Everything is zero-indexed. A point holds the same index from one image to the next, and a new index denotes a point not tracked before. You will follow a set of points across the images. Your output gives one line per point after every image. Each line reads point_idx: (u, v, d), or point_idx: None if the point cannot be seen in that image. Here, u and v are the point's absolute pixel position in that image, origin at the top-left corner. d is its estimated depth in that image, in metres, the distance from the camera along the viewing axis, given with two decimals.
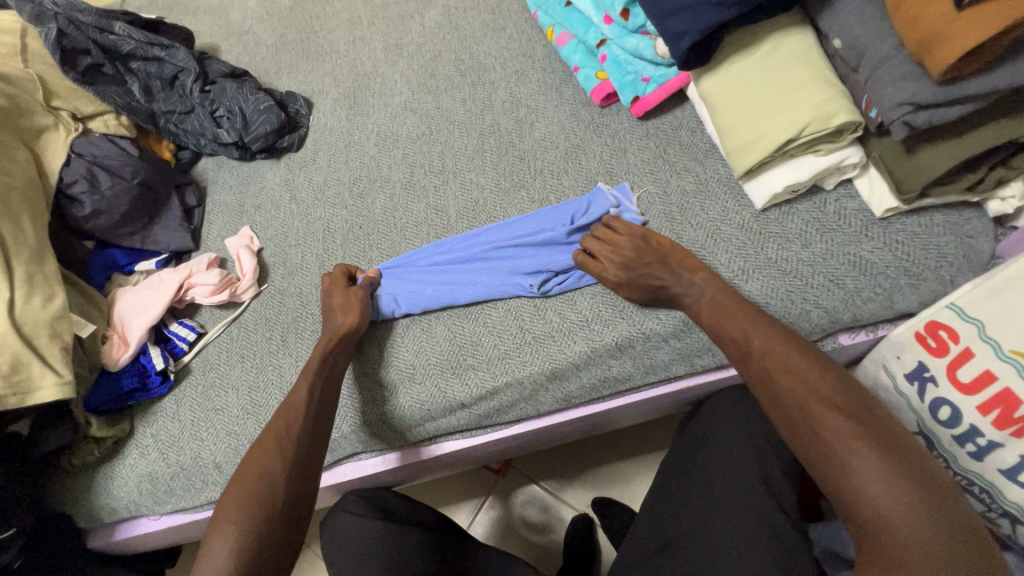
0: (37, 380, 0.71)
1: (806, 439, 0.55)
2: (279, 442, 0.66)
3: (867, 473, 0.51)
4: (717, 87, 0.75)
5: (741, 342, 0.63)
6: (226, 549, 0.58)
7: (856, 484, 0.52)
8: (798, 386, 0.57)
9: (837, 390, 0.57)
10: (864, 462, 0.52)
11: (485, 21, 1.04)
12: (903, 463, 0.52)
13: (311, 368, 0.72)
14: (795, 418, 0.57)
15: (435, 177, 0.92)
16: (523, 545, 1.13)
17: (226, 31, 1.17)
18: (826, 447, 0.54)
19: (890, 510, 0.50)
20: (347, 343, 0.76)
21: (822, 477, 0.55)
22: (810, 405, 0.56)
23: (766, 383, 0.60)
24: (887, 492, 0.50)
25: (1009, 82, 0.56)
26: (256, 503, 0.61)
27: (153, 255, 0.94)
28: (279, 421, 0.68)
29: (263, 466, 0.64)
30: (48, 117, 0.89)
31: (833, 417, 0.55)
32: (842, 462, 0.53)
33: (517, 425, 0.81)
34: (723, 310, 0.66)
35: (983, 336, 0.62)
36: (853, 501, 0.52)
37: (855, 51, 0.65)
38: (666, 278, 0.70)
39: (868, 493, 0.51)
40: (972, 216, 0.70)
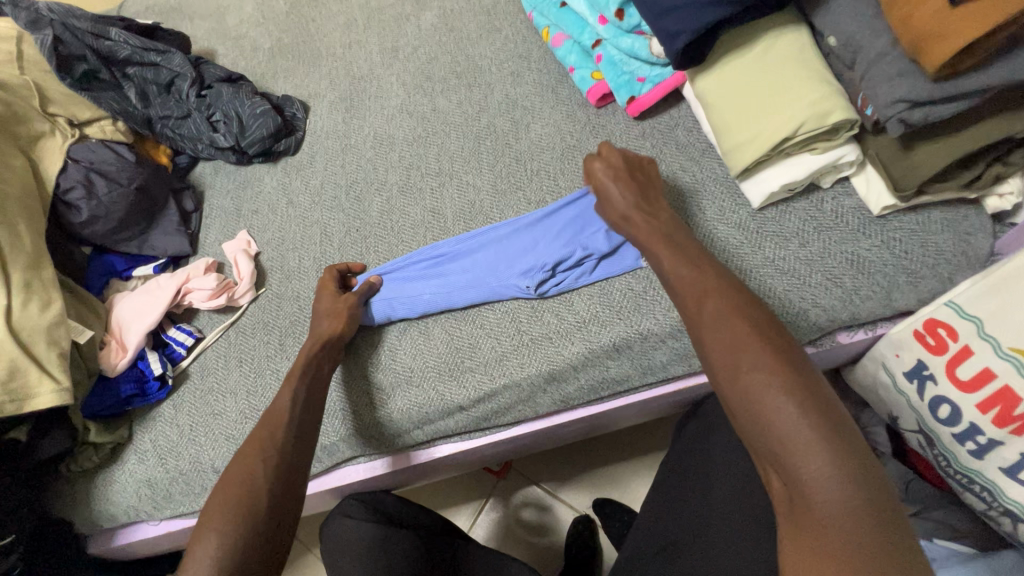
0: (33, 387, 0.71)
1: (742, 389, 0.49)
2: (263, 446, 0.65)
3: (803, 431, 0.45)
4: (713, 86, 0.74)
5: (691, 286, 0.57)
6: (210, 557, 0.56)
7: (788, 441, 0.46)
8: (744, 334, 0.51)
9: (781, 343, 0.51)
10: (800, 418, 0.46)
11: (480, 23, 1.04)
12: (839, 427, 0.46)
13: (296, 372, 0.72)
14: (733, 365, 0.50)
15: (431, 180, 0.92)
16: (525, 547, 1.13)
17: (223, 36, 1.17)
18: (762, 399, 0.48)
19: (818, 473, 0.44)
20: (331, 346, 0.76)
21: (753, 428, 0.48)
22: (752, 355, 0.50)
23: (710, 329, 0.54)
24: (821, 452, 0.44)
25: (1005, 78, 0.55)
26: (240, 509, 0.59)
27: (150, 260, 0.94)
28: (265, 425, 0.67)
29: (247, 472, 0.62)
30: (45, 122, 0.88)
31: (773, 368, 0.49)
32: (777, 416, 0.47)
33: (516, 426, 0.81)
34: (681, 256, 0.60)
35: (982, 334, 0.62)
36: (787, 465, 0.45)
37: (851, 48, 0.64)
38: (630, 205, 0.67)
39: (804, 450, 0.45)
40: (971, 213, 0.69)
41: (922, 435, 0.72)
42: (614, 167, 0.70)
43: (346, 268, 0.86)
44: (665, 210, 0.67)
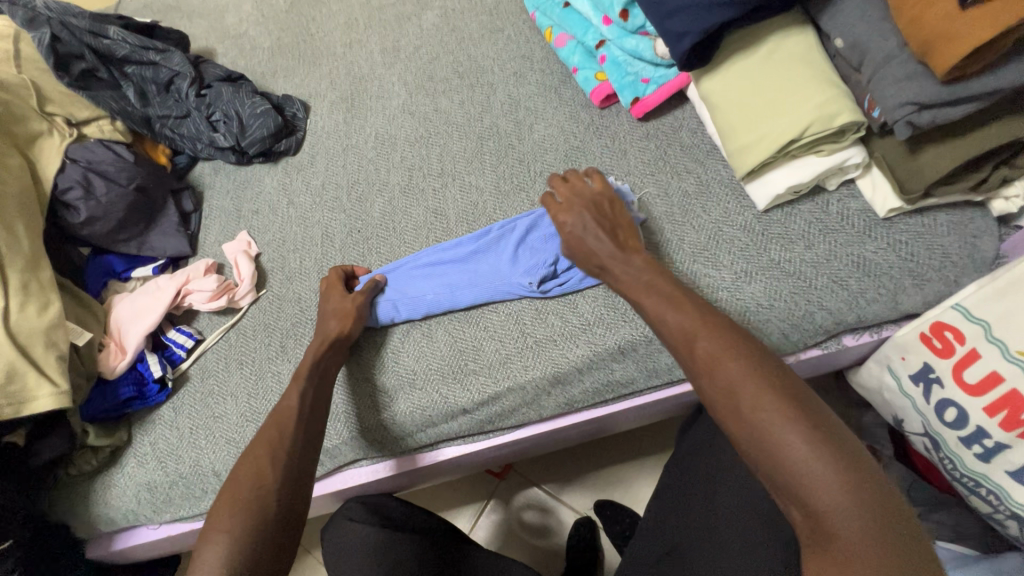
0: (32, 391, 0.70)
1: (752, 431, 0.48)
2: (273, 446, 0.63)
3: (821, 471, 0.44)
4: (718, 87, 0.74)
5: (681, 329, 0.55)
6: (221, 559, 0.54)
7: (806, 482, 0.45)
8: (746, 374, 0.50)
9: (783, 380, 0.49)
10: (817, 458, 0.45)
11: (482, 23, 1.03)
12: (854, 460, 0.45)
13: (303, 372, 0.71)
14: (738, 406, 0.49)
15: (434, 181, 0.91)
16: (527, 549, 1.12)
17: (222, 34, 1.16)
18: (776, 441, 0.46)
19: (839, 511, 0.44)
20: (335, 348, 0.75)
21: (765, 469, 0.47)
22: (758, 395, 0.48)
23: (709, 370, 0.51)
24: (841, 491, 0.44)
25: (1014, 81, 0.55)
26: (252, 509, 0.58)
27: (149, 260, 0.93)
28: (274, 423, 0.66)
29: (257, 471, 0.61)
30: (42, 122, 0.87)
31: (780, 407, 0.47)
32: (792, 458, 0.45)
33: (520, 429, 0.81)
34: (668, 300, 0.57)
35: (990, 337, 0.62)
36: (807, 505, 0.45)
37: (858, 50, 0.64)
38: (606, 251, 0.64)
39: (823, 489, 0.44)
40: (976, 215, 0.69)
41: (927, 438, 0.71)
42: (579, 208, 0.68)
43: (352, 270, 0.85)
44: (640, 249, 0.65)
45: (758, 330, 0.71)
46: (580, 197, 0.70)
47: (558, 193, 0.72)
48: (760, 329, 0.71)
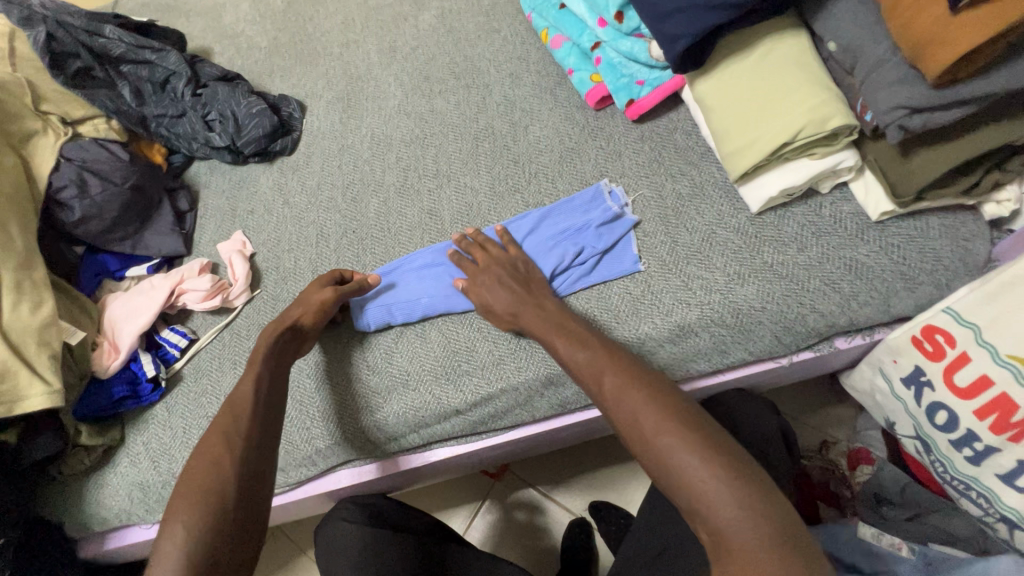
0: (24, 390, 0.70)
1: (652, 454, 0.52)
2: (227, 435, 0.63)
3: (711, 482, 0.48)
4: (712, 90, 0.74)
5: (590, 369, 0.61)
6: (179, 548, 0.54)
7: (700, 495, 0.49)
8: (646, 401, 0.55)
9: (679, 405, 0.55)
10: (706, 470, 0.49)
11: (479, 24, 1.03)
12: (743, 469, 0.49)
13: (257, 361, 0.70)
14: (641, 432, 0.54)
15: (429, 181, 0.91)
16: (521, 550, 1.12)
17: (219, 33, 1.16)
18: (672, 459, 0.51)
19: (730, 518, 0.47)
20: (287, 334, 0.74)
21: (670, 488, 0.51)
22: (654, 418, 0.54)
23: (615, 405, 0.57)
24: (731, 499, 0.47)
25: (1005, 85, 0.55)
26: (206, 496, 0.57)
27: (144, 259, 0.93)
28: (229, 412, 0.65)
29: (211, 461, 0.60)
30: (37, 121, 0.87)
31: (673, 429, 0.52)
32: (687, 474, 0.50)
33: (513, 430, 0.81)
34: (576, 341, 0.64)
35: (980, 341, 0.62)
36: (706, 519, 0.48)
37: (851, 53, 0.64)
38: (512, 305, 0.71)
39: (717, 501, 0.48)
40: (968, 219, 0.69)
41: (919, 440, 0.72)
42: (492, 269, 0.75)
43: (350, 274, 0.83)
44: (552, 300, 0.72)
45: (749, 332, 0.71)
46: (490, 259, 0.77)
47: (472, 254, 0.78)
48: (751, 331, 0.71)
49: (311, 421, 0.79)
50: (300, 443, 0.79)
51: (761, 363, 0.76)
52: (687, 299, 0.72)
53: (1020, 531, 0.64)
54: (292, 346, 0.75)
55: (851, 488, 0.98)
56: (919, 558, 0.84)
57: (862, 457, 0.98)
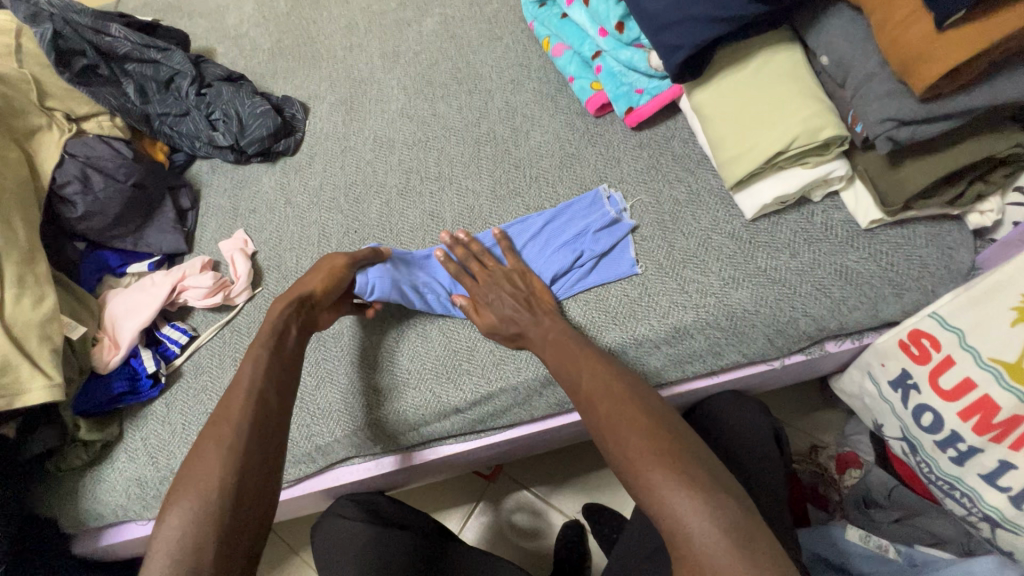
0: (26, 383, 0.70)
1: (618, 460, 0.57)
2: (222, 427, 0.60)
3: (664, 487, 0.52)
4: (709, 100, 0.77)
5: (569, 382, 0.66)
6: (170, 545, 0.51)
7: (655, 499, 0.52)
8: (615, 412, 0.59)
9: (648, 416, 0.58)
10: (661, 476, 0.52)
11: (482, 31, 1.05)
12: (699, 476, 0.52)
13: (261, 338, 0.69)
14: (612, 440, 0.58)
15: (431, 184, 0.92)
16: (515, 551, 1.13)
17: (223, 34, 1.17)
18: (633, 465, 0.55)
19: (680, 520, 0.50)
20: (296, 305, 0.73)
21: (634, 493, 0.55)
22: (624, 428, 0.58)
23: (591, 415, 0.62)
24: (682, 504, 0.50)
25: (986, 101, 0.58)
26: (199, 489, 0.55)
27: (146, 257, 0.94)
28: (228, 401, 0.62)
29: (207, 453, 0.58)
30: (42, 117, 0.88)
31: (640, 437, 0.56)
32: (645, 480, 0.53)
33: (511, 429, 0.82)
34: (563, 354, 0.68)
35: (964, 345, 0.64)
36: (663, 522, 0.51)
37: (842, 67, 0.67)
38: (521, 319, 0.73)
39: (674, 505, 0.50)
40: (953, 228, 0.72)
41: (906, 442, 0.74)
42: (493, 286, 0.77)
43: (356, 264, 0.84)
44: (548, 315, 0.74)
45: (742, 335, 0.73)
46: (492, 277, 0.79)
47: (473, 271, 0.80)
48: (745, 334, 0.73)
49: (312, 418, 0.80)
50: (300, 440, 0.79)
51: (753, 365, 0.78)
52: (683, 302, 0.74)
53: (1002, 529, 0.66)
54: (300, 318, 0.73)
55: (840, 491, 1.00)
56: (905, 560, 0.87)
57: (850, 461, 1.00)
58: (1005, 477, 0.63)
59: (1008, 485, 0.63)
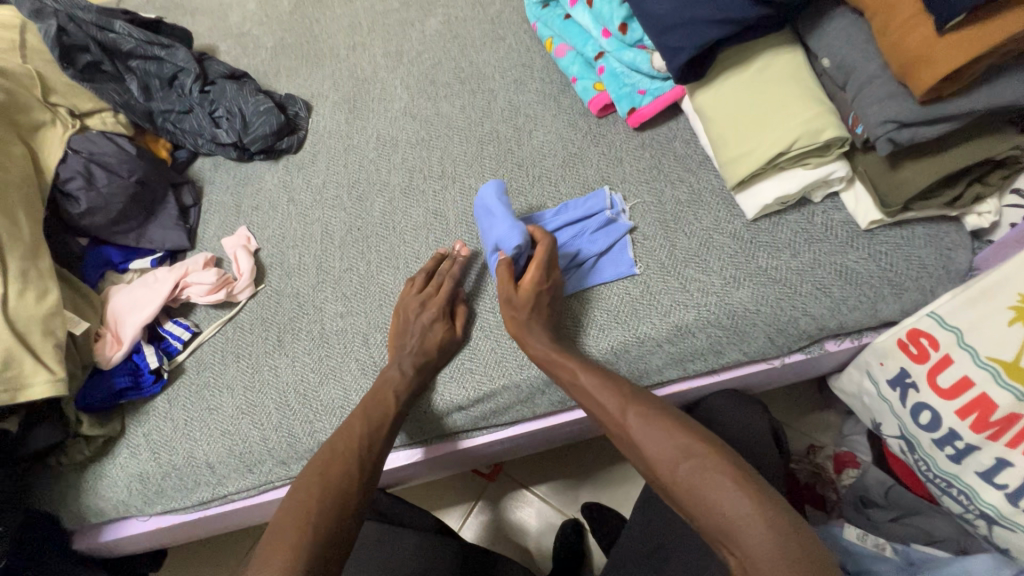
0: (27, 377, 0.70)
1: (684, 476, 0.58)
2: (354, 463, 0.68)
3: (742, 505, 0.54)
4: (710, 100, 0.77)
5: (616, 399, 0.66)
6: (289, 555, 0.57)
7: (728, 515, 0.54)
8: (672, 433, 0.62)
9: (708, 436, 0.61)
10: (741, 493, 0.55)
11: (484, 31, 1.06)
12: (763, 490, 0.55)
13: (396, 381, 0.74)
14: (673, 463, 0.60)
15: (435, 182, 0.93)
16: (515, 550, 1.14)
17: (225, 32, 1.18)
18: (705, 482, 0.57)
19: (759, 537, 0.52)
20: (424, 376, 0.76)
21: (704, 517, 0.56)
22: (683, 452, 0.60)
23: (643, 430, 0.63)
24: (763, 521, 0.53)
25: (985, 104, 0.59)
26: (333, 517, 0.62)
27: (148, 253, 0.94)
28: (355, 432, 0.70)
29: (336, 485, 0.65)
30: (46, 113, 0.88)
31: (704, 459, 0.58)
32: (718, 498, 0.55)
33: (514, 427, 0.82)
34: (597, 373, 0.69)
35: (962, 344, 0.65)
36: (739, 543, 0.53)
37: (843, 70, 0.68)
38: (549, 331, 0.74)
39: (748, 525, 0.53)
40: (951, 229, 0.73)
41: (904, 440, 0.75)
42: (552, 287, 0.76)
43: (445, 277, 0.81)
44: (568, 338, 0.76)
45: (744, 334, 0.74)
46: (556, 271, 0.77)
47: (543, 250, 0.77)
48: (746, 333, 0.74)
49: (315, 415, 0.80)
50: (303, 436, 0.80)
51: (753, 364, 0.79)
52: (685, 301, 0.75)
53: (998, 527, 0.67)
54: (423, 381, 0.77)
55: (837, 491, 1.01)
56: (902, 559, 0.86)
57: (847, 460, 1.02)
58: (1001, 474, 0.64)
59: (1005, 482, 0.64)
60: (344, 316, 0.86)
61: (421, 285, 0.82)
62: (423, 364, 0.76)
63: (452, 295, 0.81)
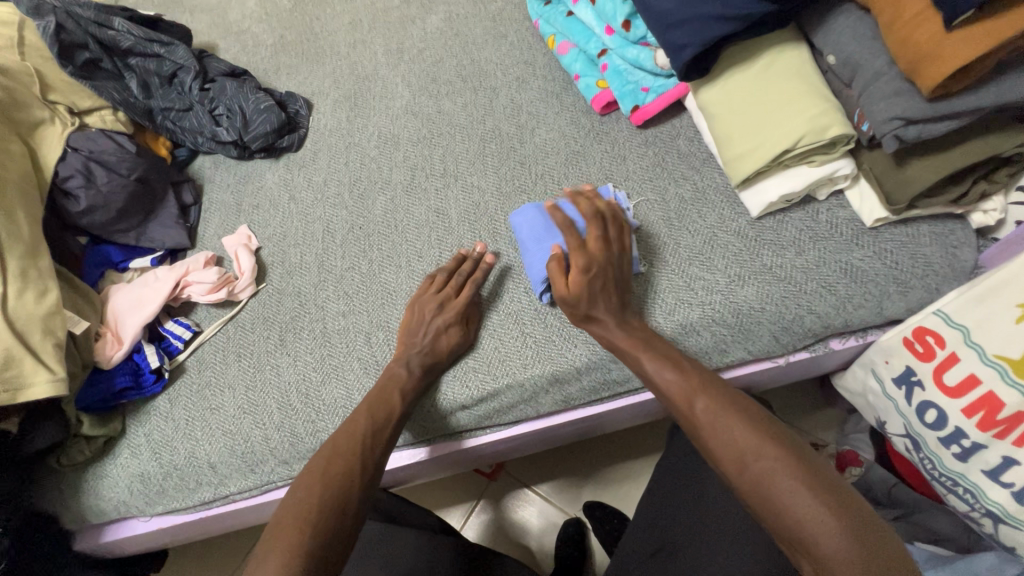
0: (28, 377, 0.70)
1: (754, 477, 0.56)
2: (357, 461, 0.67)
3: (815, 511, 0.52)
4: (714, 97, 0.77)
5: (683, 391, 0.64)
6: (289, 553, 0.57)
7: (800, 520, 0.52)
8: (741, 427, 0.59)
9: (780, 435, 0.58)
10: (818, 499, 0.52)
11: (486, 28, 1.05)
12: (838, 495, 0.53)
13: (402, 380, 0.74)
14: (741, 456, 0.57)
15: (437, 180, 0.92)
16: (516, 549, 1.13)
17: (225, 30, 1.17)
18: (777, 485, 0.54)
19: (835, 543, 0.50)
20: (430, 377, 0.76)
21: (773, 515, 0.54)
22: (753, 447, 0.57)
23: (710, 425, 0.60)
24: (840, 530, 0.50)
25: (993, 101, 0.59)
26: (332, 517, 0.61)
27: (147, 252, 0.93)
28: (359, 429, 0.70)
29: (341, 479, 0.65)
30: (44, 110, 0.87)
31: (775, 457, 0.56)
32: (793, 503, 0.53)
33: (517, 426, 0.82)
34: (664, 359, 0.67)
35: (969, 342, 0.65)
36: (810, 547, 0.51)
37: (849, 67, 0.67)
38: (606, 312, 0.71)
39: (820, 528, 0.51)
40: (956, 227, 0.73)
41: (909, 439, 0.74)
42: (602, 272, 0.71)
43: (466, 275, 0.80)
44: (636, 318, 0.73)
45: (749, 332, 0.74)
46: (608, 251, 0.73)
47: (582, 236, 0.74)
48: (751, 331, 0.74)
49: (317, 414, 0.80)
50: (305, 436, 0.79)
51: (758, 363, 0.78)
52: (689, 299, 0.75)
53: (1004, 525, 0.67)
54: (429, 381, 0.76)
55: None
56: None
57: (849, 459, 0.99)
58: (1008, 473, 0.64)
59: (1011, 481, 0.64)
60: (346, 315, 0.86)
61: (440, 284, 0.80)
62: (431, 364, 0.75)
63: (471, 300, 0.79)
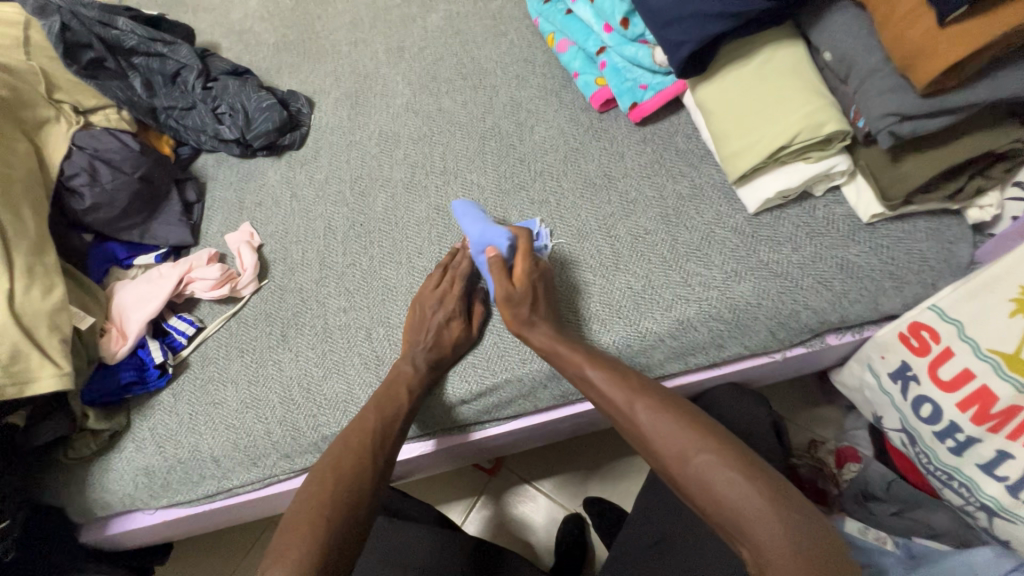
0: (35, 371, 0.71)
1: (694, 472, 0.57)
2: (367, 455, 0.68)
3: (753, 497, 0.53)
4: (711, 95, 0.78)
5: (623, 394, 0.65)
6: (299, 550, 0.58)
7: (738, 508, 0.54)
8: (681, 425, 0.61)
9: (717, 430, 0.60)
10: (755, 490, 0.54)
11: (486, 27, 1.06)
12: (774, 485, 0.55)
13: (406, 376, 0.75)
14: (681, 452, 0.59)
15: (436, 178, 0.93)
16: (517, 543, 1.14)
17: (228, 29, 1.18)
18: (716, 477, 0.56)
19: (771, 532, 0.51)
20: (437, 372, 0.77)
21: (713, 507, 0.55)
22: (693, 442, 0.59)
23: (648, 426, 0.62)
24: (774, 515, 0.52)
25: (988, 96, 0.59)
26: (345, 513, 0.63)
27: (151, 249, 0.94)
28: (369, 423, 0.71)
29: (356, 471, 0.67)
30: (49, 109, 0.88)
31: (714, 452, 0.57)
32: (730, 495, 0.54)
33: (516, 421, 0.82)
34: (601, 362, 0.68)
35: (963, 336, 0.65)
36: (749, 537, 0.52)
37: (844, 64, 0.68)
38: (542, 318, 0.74)
39: (759, 519, 0.52)
40: (952, 222, 0.73)
41: (905, 433, 0.75)
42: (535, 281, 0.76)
43: (462, 270, 0.83)
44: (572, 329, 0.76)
45: (745, 327, 0.74)
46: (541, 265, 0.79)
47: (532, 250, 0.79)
48: (747, 327, 0.74)
49: (318, 409, 0.81)
50: (307, 430, 0.80)
51: (755, 358, 0.79)
52: (685, 295, 0.75)
53: (999, 519, 0.67)
54: (435, 375, 0.77)
55: (839, 485, 1.01)
56: (903, 552, 0.86)
57: (848, 455, 1.01)
58: (1002, 466, 0.64)
59: (1006, 474, 0.65)
60: (347, 311, 0.87)
61: (438, 280, 0.82)
62: (437, 360, 0.76)
63: (466, 295, 0.82)
